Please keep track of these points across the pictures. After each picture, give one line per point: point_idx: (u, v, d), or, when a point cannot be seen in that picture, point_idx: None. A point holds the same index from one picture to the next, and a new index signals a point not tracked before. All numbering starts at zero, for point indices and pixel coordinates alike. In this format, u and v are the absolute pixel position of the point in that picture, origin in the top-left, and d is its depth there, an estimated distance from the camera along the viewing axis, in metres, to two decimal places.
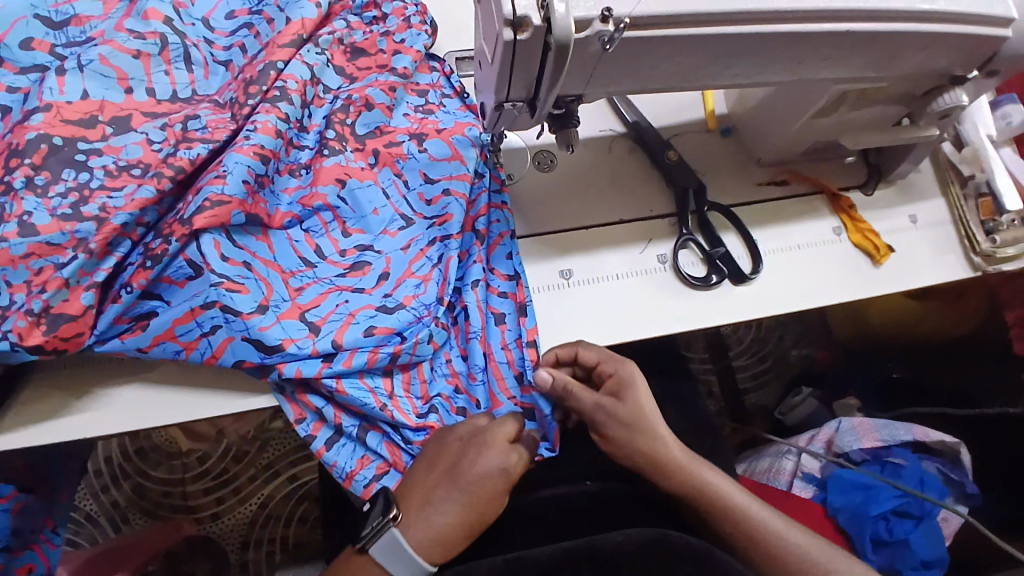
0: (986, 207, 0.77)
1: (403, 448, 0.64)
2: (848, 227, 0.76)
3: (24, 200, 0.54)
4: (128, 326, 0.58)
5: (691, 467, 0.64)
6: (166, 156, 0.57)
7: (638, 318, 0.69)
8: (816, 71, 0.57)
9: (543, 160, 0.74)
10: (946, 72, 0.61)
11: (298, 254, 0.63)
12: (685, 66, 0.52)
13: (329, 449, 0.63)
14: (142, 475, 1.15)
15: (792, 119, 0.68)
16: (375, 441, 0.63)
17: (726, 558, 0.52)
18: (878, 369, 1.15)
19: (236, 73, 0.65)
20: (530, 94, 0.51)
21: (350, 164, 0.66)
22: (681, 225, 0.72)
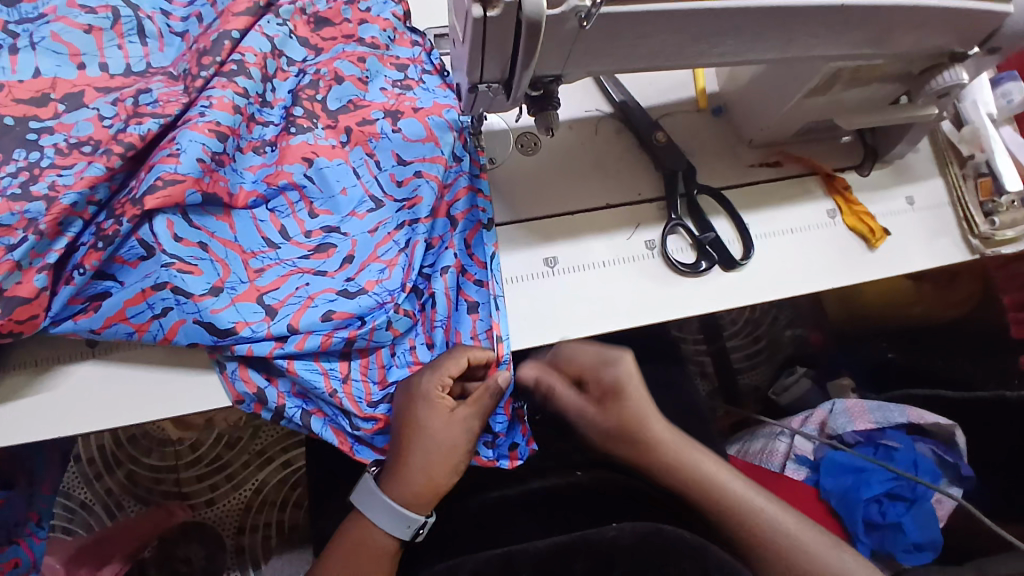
0: (985, 187, 0.75)
1: (348, 432, 0.62)
2: (843, 210, 0.74)
3: None
4: (82, 307, 0.56)
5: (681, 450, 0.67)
6: (116, 132, 0.56)
7: (624, 306, 0.67)
8: (809, 49, 0.54)
9: (526, 143, 0.71)
10: (945, 48, 0.58)
11: (261, 234, 0.61)
12: (670, 44, 0.49)
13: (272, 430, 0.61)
14: (134, 463, 1.14)
15: (785, 99, 0.65)
16: (318, 426, 0.61)
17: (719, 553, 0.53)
18: (871, 351, 1.14)
19: (190, 43, 0.63)
20: (505, 75, 0.48)
21: (319, 142, 0.63)
22: (670, 210, 0.70)
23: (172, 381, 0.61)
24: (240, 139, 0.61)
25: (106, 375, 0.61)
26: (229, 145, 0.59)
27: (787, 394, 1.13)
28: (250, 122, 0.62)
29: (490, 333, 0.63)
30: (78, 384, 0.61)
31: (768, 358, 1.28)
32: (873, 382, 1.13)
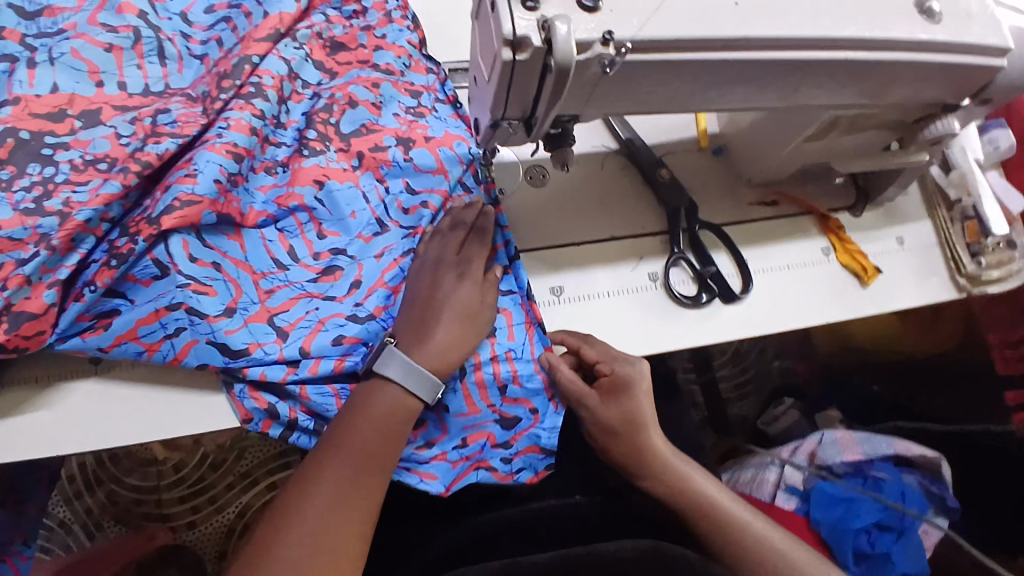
0: (972, 230, 0.78)
1: None
2: (837, 248, 0.77)
3: None
4: (90, 324, 0.57)
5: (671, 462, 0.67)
6: (133, 150, 0.58)
7: (630, 335, 0.69)
8: (812, 98, 0.57)
9: (535, 175, 0.73)
10: (938, 100, 0.61)
11: (271, 255, 0.61)
12: (684, 89, 0.52)
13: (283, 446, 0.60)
14: (116, 482, 1.12)
15: (783, 143, 0.68)
16: None
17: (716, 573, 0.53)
18: (857, 387, 1.16)
19: (210, 66, 0.65)
20: (526, 112, 0.50)
21: (330, 165, 0.64)
22: (673, 244, 0.72)
23: (176, 402, 0.61)
24: (253, 159, 0.61)
25: (106, 395, 0.61)
26: (244, 167, 0.59)
27: (774, 425, 1.15)
28: (264, 143, 0.62)
29: (510, 356, 0.64)
30: (77, 401, 0.61)
31: (757, 389, 1.25)
32: (861, 414, 1.14)
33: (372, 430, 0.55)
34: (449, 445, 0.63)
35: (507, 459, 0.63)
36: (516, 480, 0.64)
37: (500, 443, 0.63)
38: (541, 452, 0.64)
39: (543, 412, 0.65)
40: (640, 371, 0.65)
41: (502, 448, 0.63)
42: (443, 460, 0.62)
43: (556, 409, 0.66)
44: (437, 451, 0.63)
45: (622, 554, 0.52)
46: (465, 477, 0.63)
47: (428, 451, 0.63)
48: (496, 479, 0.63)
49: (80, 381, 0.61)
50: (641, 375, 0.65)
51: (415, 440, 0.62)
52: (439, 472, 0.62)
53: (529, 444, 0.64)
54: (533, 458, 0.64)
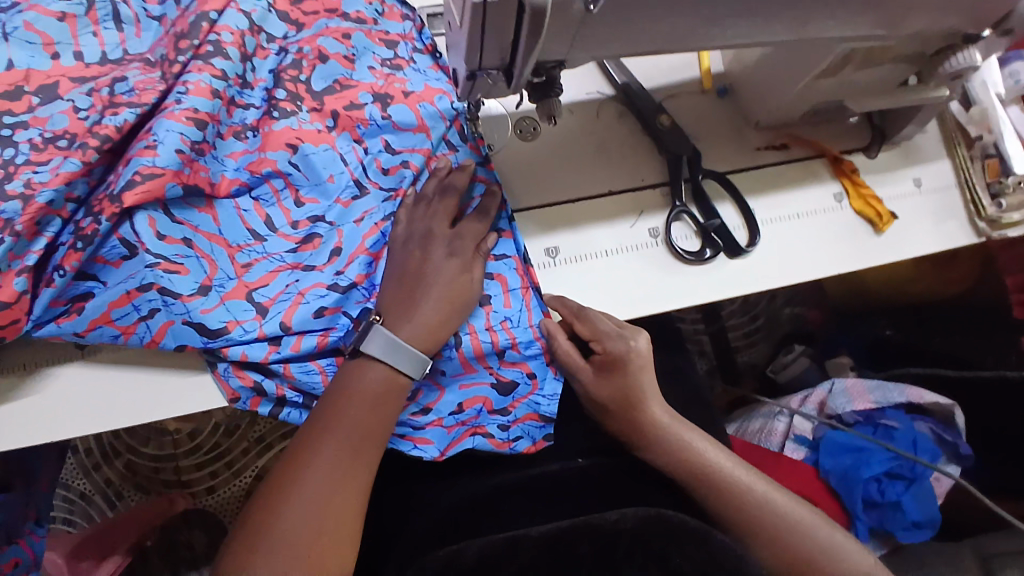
0: (992, 169, 0.73)
1: None
2: (850, 193, 0.72)
3: None
4: (65, 309, 0.54)
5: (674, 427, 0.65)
6: (92, 124, 0.54)
7: (630, 297, 0.66)
8: (822, 31, 0.52)
9: (526, 128, 0.69)
10: (956, 30, 0.56)
11: (246, 226, 0.58)
12: (679, 27, 0.47)
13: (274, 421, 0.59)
14: (132, 452, 1.11)
15: (793, 81, 0.63)
16: None
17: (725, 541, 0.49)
18: (868, 329, 1.12)
19: (168, 27, 0.60)
20: (506, 60, 0.45)
21: (303, 126, 0.60)
22: (674, 197, 0.68)
23: (168, 384, 0.60)
24: (219, 125, 0.58)
25: (96, 379, 0.59)
26: (209, 133, 0.56)
27: (784, 372, 1.10)
28: (230, 106, 0.58)
29: (507, 325, 0.61)
30: (68, 386, 0.59)
31: (767, 336, 1.20)
32: (870, 360, 1.11)
33: (357, 410, 0.54)
34: (444, 411, 0.61)
35: (504, 426, 0.62)
36: (513, 448, 0.62)
37: (497, 409, 0.62)
38: (539, 419, 0.63)
39: (541, 378, 0.63)
40: (638, 347, 0.63)
41: (499, 415, 0.62)
42: (439, 425, 0.61)
43: (554, 375, 0.63)
44: (433, 417, 0.61)
45: (621, 524, 0.50)
46: (462, 442, 0.61)
47: (424, 417, 0.61)
48: (493, 447, 0.61)
49: (67, 366, 0.59)
50: (642, 352, 0.63)
51: (411, 407, 0.61)
52: (434, 437, 0.61)
53: (527, 411, 0.62)
54: (531, 426, 0.62)
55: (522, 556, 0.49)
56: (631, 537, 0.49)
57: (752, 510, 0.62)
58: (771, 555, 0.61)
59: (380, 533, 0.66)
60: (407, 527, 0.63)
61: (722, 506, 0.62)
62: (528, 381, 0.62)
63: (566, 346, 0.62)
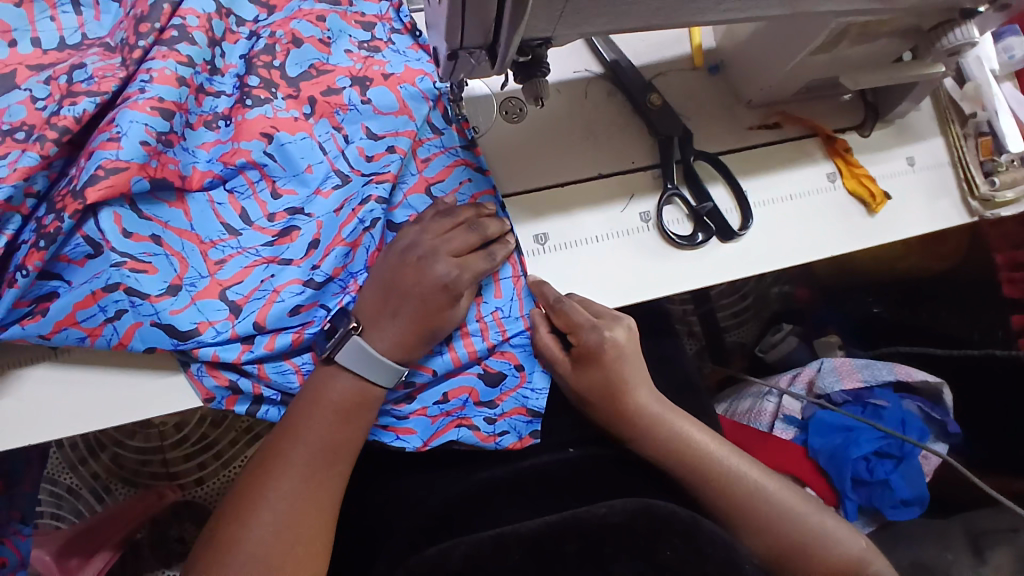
0: (986, 147, 0.72)
1: None
2: (844, 173, 0.70)
3: None
4: (29, 310, 0.52)
5: (667, 417, 0.64)
6: (50, 115, 0.51)
7: (621, 284, 0.64)
8: (819, 5, 0.50)
9: (511, 109, 0.66)
10: (954, 4, 0.54)
11: (220, 220, 0.56)
12: (670, 1, 0.45)
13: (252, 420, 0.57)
14: (119, 445, 1.08)
15: (787, 58, 0.61)
16: None
17: (714, 529, 0.49)
18: (856, 306, 1.12)
19: (128, 9, 0.56)
20: (488, 39, 0.43)
21: (279, 114, 0.57)
22: (665, 180, 0.66)
23: (145, 384, 0.57)
24: (187, 114, 0.55)
25: (68, 380, 0.57)
26: (176, 123, 0.53)
27: (773, 351, 1.10)
28: (199, 94, 0.55)
29: (499, 317, 0.61)
30: (38, 388, 0.57)
31: (755, 315, 1.19)
32: (861, 338, 1.11)
33: (336, 406, 0.54)
34: (429, 400, 0.60)
35: (490, 419, 0.61)
36: (498, 443, 0.61)
37: (484, 401, 0.60)
38: (527, 414, 0.61)
39: (530, 370, 0.62)
40: (614, 338, 0.61)
41: (485, 407, 0.60)
42: (423, 415, 0.60)
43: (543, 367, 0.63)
44: (417, 406, 0.60)
45: (611, 518, 0.49)
46: (445, 433, 0.60)
47: (408, 406, 0.60)
48: (477, 439, 0.60)
49: (38, 367, 0.57)
50: (617, 340, 0.61)
51: (395, 395, 0.60)
52: (418, 426, 0.60)
53: (516, 405, 0.61)
54: (518, 421, 0.61)
55: (509, 557, 0.48)
56: (622, 533, 0.48)
57: (745, 496, 0.61)
58: (765, 540, 0.61)
59: (372, 527, 0.65)
60: (398, 521, 0.63)
61: (716, 495, 0.62)
62: (517, 374, 0.61)
63: (547, 338, 0.61)
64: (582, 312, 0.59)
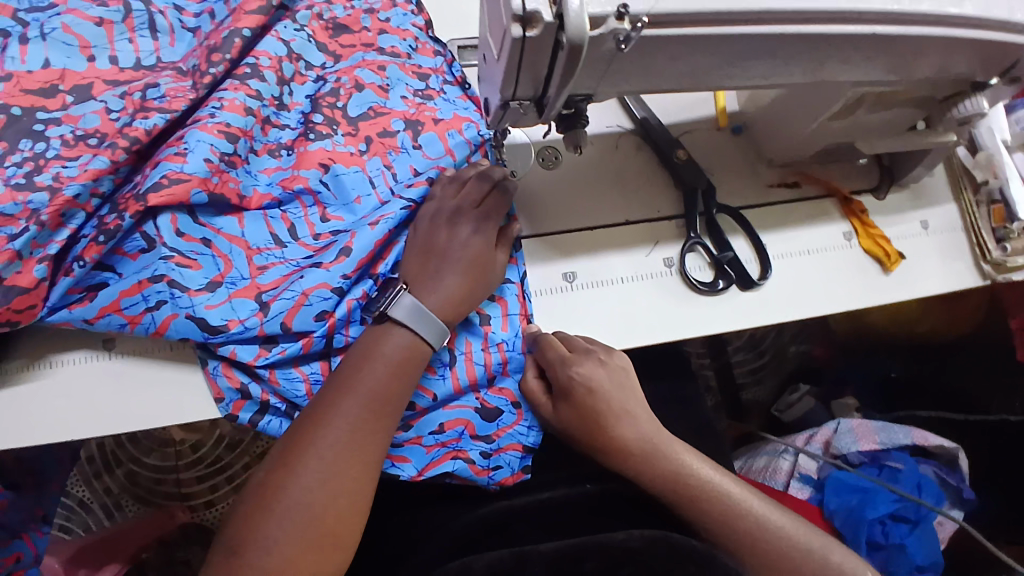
0: (998, 214, 0.75)
1: None
2: (860, 232, 0.74)
3: None
4: (79, 297, 0.56)
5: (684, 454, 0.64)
6: (123, 126, 0.56)
7: (647, 324, 0.67)
8: (836, 74, 0.55)
9: (548, 157, 0.71)
10: (967, 77, 0.58)
11: (270, 231, 0.60)
12: (700, 66, 0.50)
13: (255, 426, 0.60)
14: (135, 462, 1.11)
15: (805, 123, 0.66)
16: None
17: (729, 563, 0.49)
18: (877, 367, 1.13)
19: (201, 39, 0.63)
20: (538, 92, 0.48)
21: (337, 148, 0.63)
22: (689, 229, 0.70)
23: (187, 383, 0.61)
24: (253, 141, 0.60)
25: (117, 374, 0.61)
26: (241, 147, 0.58)
27: (791, 411, 1.10)
28: (265, 125, 0.61)
29: (503, 348, 0.64)
30: (80, 379, 0.61)
31: (773, 372, 1.20)
32: (881, 400, 1.12)
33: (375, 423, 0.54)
34: (425, 430, 0.61)
35: (486, 453, 0.63)
36: (492, 477, 0.63)
37: (480, 434, 0.63)
38: (522, 450, 0.64)
39: (525, 408, 0.65)
40: (582, 374, 0.62)
41: (481, 441, 0.63)
42: (419, 444, 0.61)
43: None
44: (413, 434, 0.61)
45: (630, 543, 0.51)
46: (441, 464, 0.61)
47: (405, 434, 0.61)
48: (473, 472, 0.62)
49: (93, 362, 0.61)
50: (588, 377, 0.62)
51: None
52: (412, 455, 0.61)
53: (512, 441, 0.64)
54: (513, 456, 0.63)
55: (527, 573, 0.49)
56: (638, 558, 0.49)
57: (747, 530, 0.60)
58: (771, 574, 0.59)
59: (389, 551, 0.65)
60: (416, 548, 0.63)
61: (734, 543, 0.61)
62: (510, 414, 0.64)
63: (533, 382, 0.64)
64: (557, 346, 0.62)
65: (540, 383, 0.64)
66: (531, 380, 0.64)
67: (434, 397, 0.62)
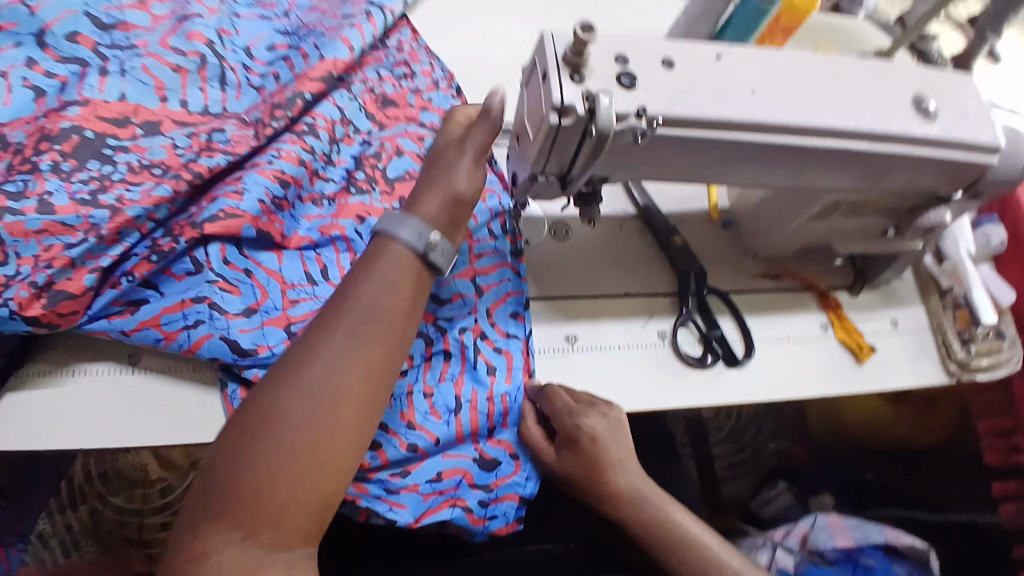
0: (963, 318, 0.83)
1: None
2: (835, 324, 0.81)
3: (48, 181, 0.57)
4: (120, 309, 0.60)
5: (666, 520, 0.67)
6: (187, 161, 0.62)
7: (642, 391, 0.72)
8: (815, 180, 0.63)
9: (559, 230, 0.79)
10: (929, 191, 0.67)
11: (305, 269, 0.65)
12: (698, 164, 0.58)
13: None
14: (101, 501, 1.08)
15: (786, 221, 0.75)
16: None
17: None
18: (851, 472, 1.14)
19: (266, 97, 0.71)
20: (563, 170, 0.56)
21: (374, 204, 0.70)
22: (681, 305, 0.76)
23: (201, 405, 0.64)
24: (301, 189, 0.67)
25: (135, 388, 0.64)
26: (290, 193, 0.65)
27: (768, 507, 1.11)
28: (314, 176, 0.68)
29: (506, 399, 0.68)
30: (100, 389, 0.63)
31: (751, 469, 1.21)
32: (854, 501, 1.11)
33: None
34: (422, 478, 0.64)
35: (483, 502, 0.65)
36: (487, 526, 0.65)
37: (478, 483, 0.65)
38: (518, 501, 0.67)
39: (522, 460, 0.68)
40: (589, 426, 0.65)
41: (479, 489, 0.65)
42: (415, 491, 0.63)
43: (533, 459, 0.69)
44: (410, 481, 0.63)
45: None
46: (438, 512, 0.63)
47: (402, 480, 0.63)
48: (469, 521, 0.64)
49: (115, 374, 0.64)
50: (592, 428, 0.65)
51: (391, 467, 0.63)
52: (409, 502, 0.63)
53: (509, 492, 0.66)
54: (509, 507, 0.66)
55: None
56: None
57: None
58: None
59: None
60: None
61: None
62: (508, 465, 0.67)
63: (533, 429, 0.67)
64: (564, 397, 0.67)
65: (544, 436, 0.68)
66: (532, 427, 0.67)
67: (436, 440, 0.64)
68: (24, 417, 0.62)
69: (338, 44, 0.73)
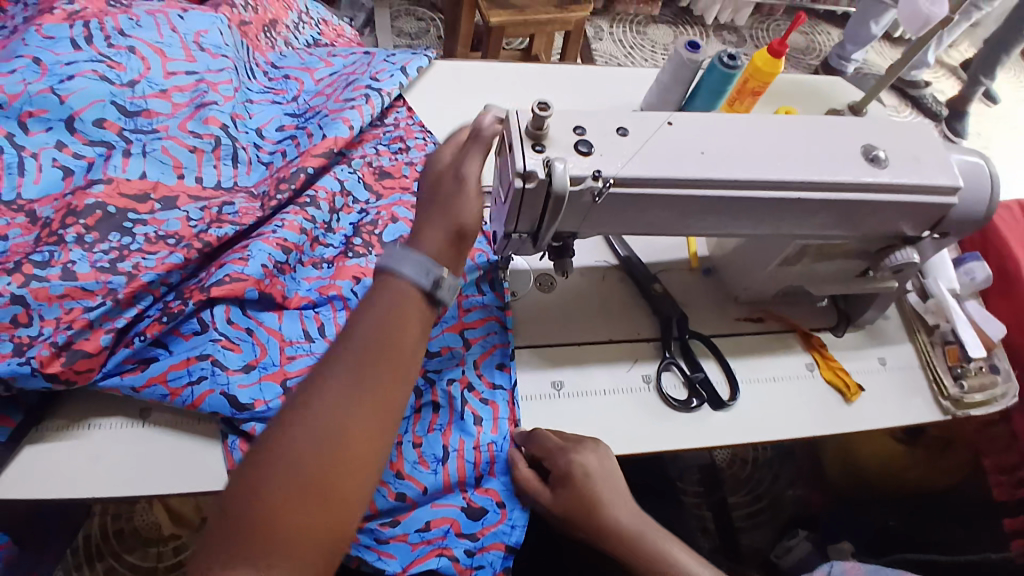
0: (952, 354, 0.85)
1: None
2: (820, 364, 0.83)
3: (71, 251, 0.63)
4: (132, 367, 0.64)
5: None
6: (199, 232, 0.69)
7: (627, 435, 0.74)
8: (779, 227, 0.67)
9: (545, 282, 0.83)
10: (893, 233, 0.71)
11: (303, 327, 0.70)
12: (663, 219, 0.63)
13: None
14: (115, 558, 1.10)
15: (761, 266, 0.78)
16: None
17: None
18: (872, 518, 1.09)
19: (273, 171, 0.80)
20: (534, 227, 0.61)
21: (369, 265, 0.75)
22: (664, 349, 0.79)
23: (205, 456, 0.68)
24: (302, 254, 0.73)
25: (145, 441, 0.68)
26: (292, 258, 0.71)
27: (788, 556, 1.06)
28: (314, 242, 0.75)
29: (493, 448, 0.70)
30: (112, 443, 0.67)
31: (772, 519, 1.21)
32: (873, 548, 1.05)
33: None
34: (411, 527, 0.67)
35: (469, 551, 0.67)
36: None
37: (465, 532, 0.67)
38: (505, 550, 0.67)
39: (510, 508, 0.69)
40: (583, 461, 0.67)
41: (466, 538, 0.67)
42: (404, 541, 0.66)
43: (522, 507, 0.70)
44: (399, 531, 0.67)
45: None
46: (425, 561, 0.65)
47: (391, 530, 0.67)
48: (455, 571, 0.65)
49: (127, 428, 0.68)
50: (585, 462, 0.67)
51: (381, 517, 0.67)
52: (398, 551, 0.66)
53: (495, 540, 0.67)
54: (496, 555, 0.67)
55: None
56: None
57: None
58: None
59: None
60: None
61: None
62: (494, 513, 0.69)
63: (526, 470, 0.69)
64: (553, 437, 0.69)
65: (537, 477, 0.69)
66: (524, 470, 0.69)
67: (424, 490, 0.68)
68: (37, 471, 0.65)
69: (339, 123, 0.80)
